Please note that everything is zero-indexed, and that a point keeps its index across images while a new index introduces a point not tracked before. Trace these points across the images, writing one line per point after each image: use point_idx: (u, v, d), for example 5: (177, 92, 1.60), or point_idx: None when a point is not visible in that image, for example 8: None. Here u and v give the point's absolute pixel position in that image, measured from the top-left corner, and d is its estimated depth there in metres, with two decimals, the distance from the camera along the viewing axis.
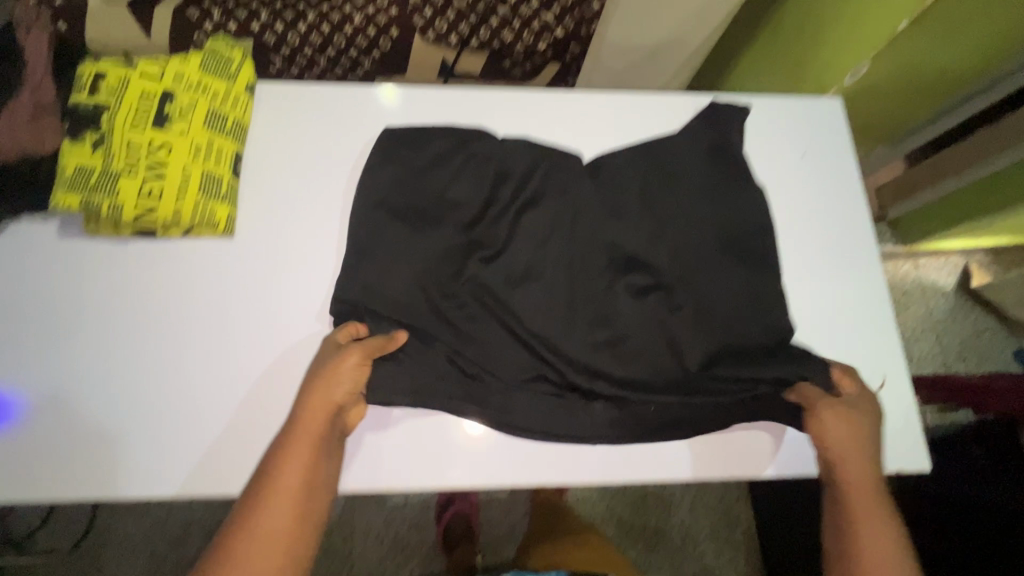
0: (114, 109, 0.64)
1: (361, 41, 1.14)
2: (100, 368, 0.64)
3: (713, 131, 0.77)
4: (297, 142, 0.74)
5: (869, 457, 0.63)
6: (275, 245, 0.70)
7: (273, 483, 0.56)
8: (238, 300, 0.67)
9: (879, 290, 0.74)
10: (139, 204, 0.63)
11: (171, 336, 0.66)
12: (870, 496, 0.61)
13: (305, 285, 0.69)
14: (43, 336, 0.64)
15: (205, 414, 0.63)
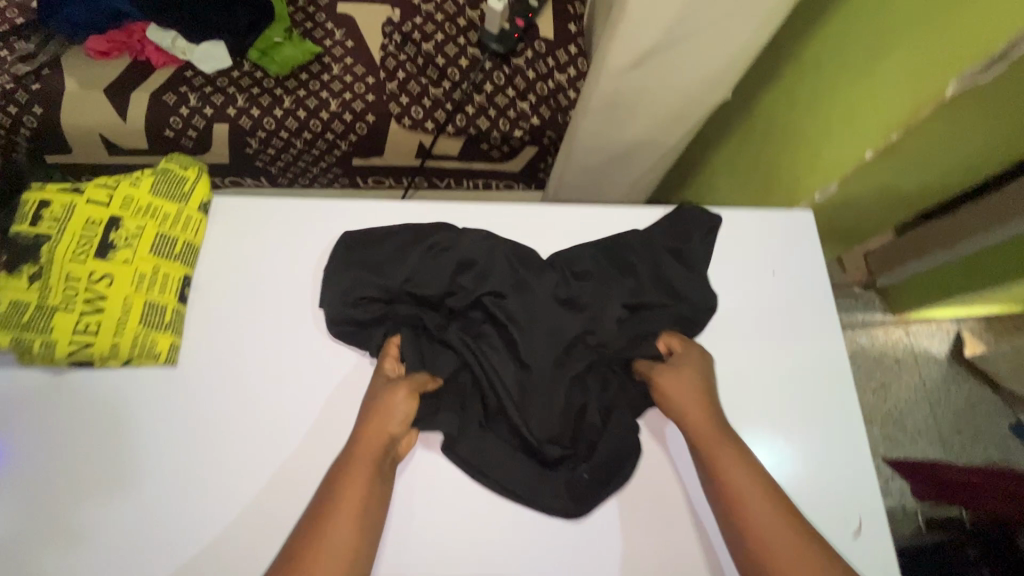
0: (56, 238, 0.62)
1: (338, 126, 1.14)
2: (31, 521, 0.58)
3: (678, 246, 0.75)
4: (247, 258, 0.71)
5: (703, 397, 0.63)
6: (228, 365, 0.65)
7: (329, 509, 0.53)
8: (190, 420, 0.62)
9: (855, 420, 0.70)
10: (75, 339, 0.60)
11: (118, 459, 0.61)
12: (712, 431, 0.61)
13: (260, 408, 0.63)
14: None
15: (142, 555, 0.57)
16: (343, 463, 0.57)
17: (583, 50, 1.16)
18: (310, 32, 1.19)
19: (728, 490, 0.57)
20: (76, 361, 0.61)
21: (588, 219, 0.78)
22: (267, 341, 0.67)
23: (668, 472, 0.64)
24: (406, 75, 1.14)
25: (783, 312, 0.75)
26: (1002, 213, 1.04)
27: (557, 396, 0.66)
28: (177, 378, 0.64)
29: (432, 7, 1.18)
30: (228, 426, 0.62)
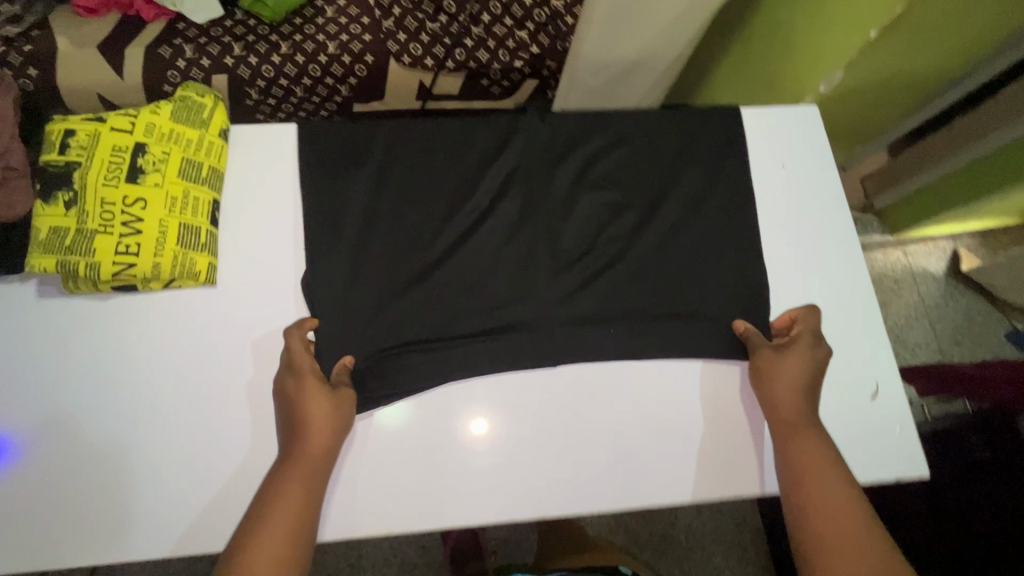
0: (87, 166, 0.63)
1: (337, 69, 1.13)
2: (81, 437, 0.62)
3: (688, 142, 0.79)
4: (260, 189, 0.72)
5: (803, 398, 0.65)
6: (197, 343, 0.66)
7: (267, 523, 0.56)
8: (171, 397, 0.64)
9: (866, 293, 0.73)
10: (117, 260, 0.62)
11: (114, 444, 0.62)
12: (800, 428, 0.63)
13: (239, 365, 0.66)
14: (22, 412, 0.63)
15: (191, 460, 0.62)
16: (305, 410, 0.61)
17: None
18: None
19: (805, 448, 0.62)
20: (121, 283, 0.63)
21: (600, 130, 0.80)
22: (269, 272, 0.69)
23: (675, 290, 0.73)
24: (401, 11, 1.13)
25: (795, 202, 0.77)
26: (989, 119, 1.06)
27: (524, 216, 0.75)
28: (218, 297, 0.68)
29: None
30: (206, 395, 0.64)
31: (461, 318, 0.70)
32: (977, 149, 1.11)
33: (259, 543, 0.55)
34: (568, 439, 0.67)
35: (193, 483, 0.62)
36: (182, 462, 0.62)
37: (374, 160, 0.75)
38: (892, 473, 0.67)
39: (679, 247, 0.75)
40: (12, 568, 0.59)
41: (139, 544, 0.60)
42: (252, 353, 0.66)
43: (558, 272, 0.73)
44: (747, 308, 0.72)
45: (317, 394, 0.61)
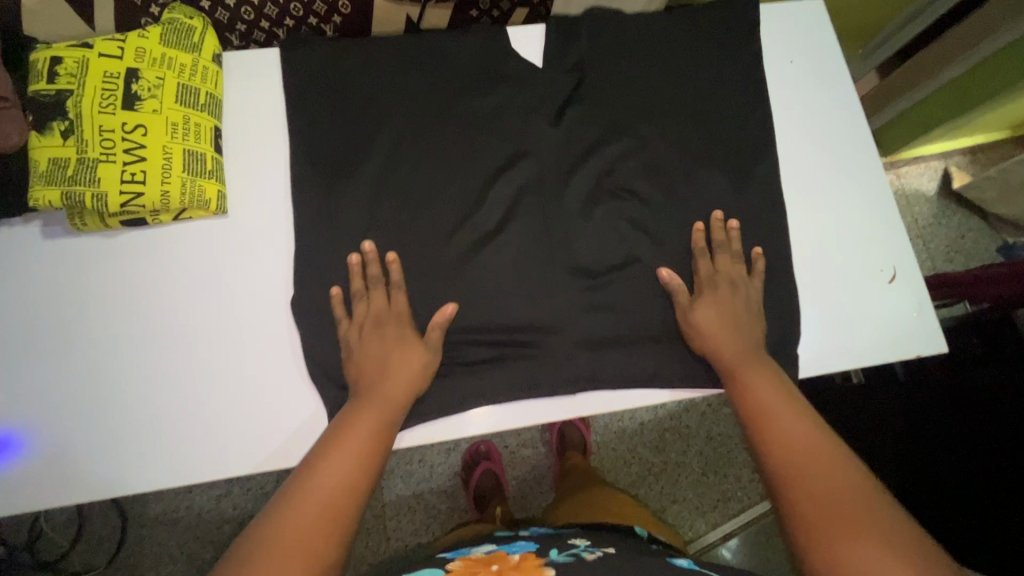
0: (79, 93, 0.61)
1: None
2: (103, 374, 0.62)
3: (698, 36, 0.75)
4: (258, 116, 0.69)
5: (738, 328, 0.63)
6: (196, 283, 0.64)
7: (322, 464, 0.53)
8: (177, 340, 0.63)
9: (880, 181, 0.73)
10: (123, 190, 0.60)
11: (129, 396, 0.61)
12: (743, 354, 0.62)
13: (243, 298, 0.64)
14: (39, 354, 0.61)
15: (216, 391, 0.62)
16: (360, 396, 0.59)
17: None
18: None
19: (756, 408, 0.58)
20: (130, 215, 0.62)
21: (607, 27, 0.74)
22: (268, 201, 0.67)
23: (695, 190, 0.70)
24: None
25: (805, 97, 0.76)
26: (942, 58, 1.07)
27: (528, 126, 0.72)
28: (231, 226, 0.66)
29: None
30: (213, 332, 0.63)
31: (473, 244, 0.68)
32: (924, 86, 1.12)
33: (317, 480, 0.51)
34: (599, 346, 0.66)
35: (219, 418, 0.62)
36: (204, 398, 0.62)
37: (370, 75, 0.71)
38: (912, 351, 0.69)
39: (696, 145, 0.72)
40: (50, 503, 0.60)
41: (176, 473, 0.61)
42: (253, 286, 0.65)
43: (570, 182, 0.71)
44: (767, 204, 0.70)
45: (398, 345, 0.61)
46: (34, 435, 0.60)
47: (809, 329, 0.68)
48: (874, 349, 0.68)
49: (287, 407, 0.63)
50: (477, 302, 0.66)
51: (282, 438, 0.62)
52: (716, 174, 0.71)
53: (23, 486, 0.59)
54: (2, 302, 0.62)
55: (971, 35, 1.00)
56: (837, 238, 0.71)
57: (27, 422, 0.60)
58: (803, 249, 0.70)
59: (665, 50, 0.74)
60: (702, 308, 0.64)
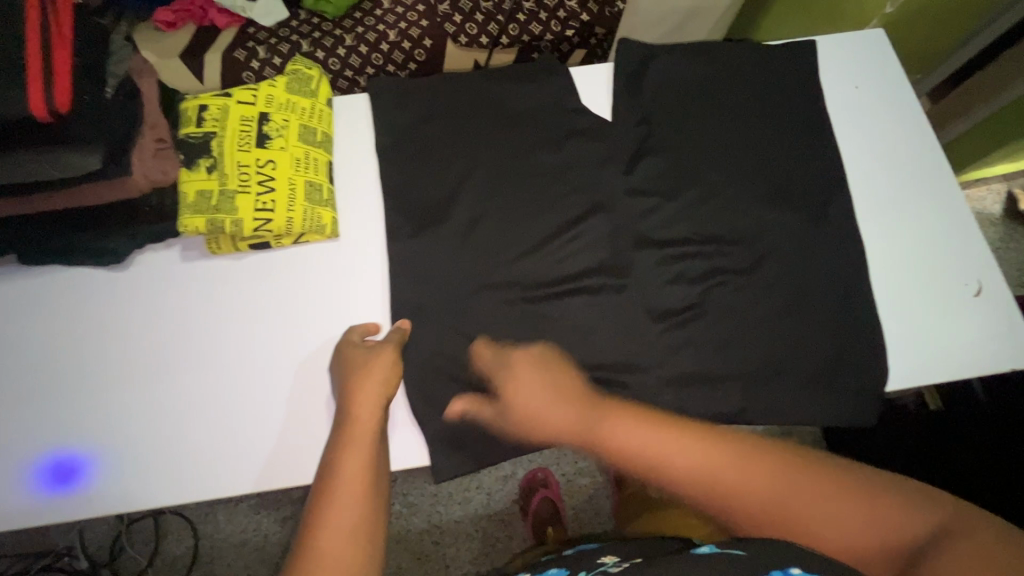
0: (222, 135, 0.70)
1: (398, 56, 1.17)
2: (219, 381, 0.67)
3: (765, 66, 0.81)
4: (358, 151, 0.77)
5: (537, 385, 0.60)
6: (293, 306, 0.70)
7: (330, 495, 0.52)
8: (271, 358, 0.68)
9: (956, 196, 0.74)
10: (256, 217, 0.68)
11: (240, 402, 0.66)
12: (578, 407, 0.57)
13: (336, 319, 0.70)
14: (162, 364, 0.67)
15: (321, 398, 0.66)
16: (334, 443, 0.57)
17: None
18: None
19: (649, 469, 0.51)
20: (259, 238, 0.69)
21: (678, 65, 0.81)
22: (370, 224, 0.74)
23: (768, 208, 0.74)
24: None
25: (873, 118, 0.79)
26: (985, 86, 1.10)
27: (608, 152, 0.77)
28: (340, 251, 0.73)
29: None
30: (305, 351, 0.68)
31: (559, 260, 0.72)
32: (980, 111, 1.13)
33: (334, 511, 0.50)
34: (684, 357, 0.68)
35: (305, 433, 0.65)
36: (293, 413, 0.66)
37: (462, 110, 0.78)
38: (1006, 364, 0.68)
39: (767, 167, 0.76)
40: (166, 503, 0.63)
41: (283, 475, 0.64)
42: (357, 301, 0.71)
43: (649, 201, 0.75)
44: (843, 220, 0.73)
45: (374, 366, 0.62)
46: (155, 437, 0.65)
47: (895, 343, 0.69)
48: (964, 360, 0.68)
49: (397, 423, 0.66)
50: (565, 315, 0.70)
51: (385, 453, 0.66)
52: (789, 192, 0.75)
53: (143, 486, 0.63)
54: (138, 316, 0.69)
55: (1009, 67, 1.04)
56: (916, 253, 0.72)
57: (150, 425, 0.65)
58: (882, 265, 0.71)
59: (734, 82, 0.80)
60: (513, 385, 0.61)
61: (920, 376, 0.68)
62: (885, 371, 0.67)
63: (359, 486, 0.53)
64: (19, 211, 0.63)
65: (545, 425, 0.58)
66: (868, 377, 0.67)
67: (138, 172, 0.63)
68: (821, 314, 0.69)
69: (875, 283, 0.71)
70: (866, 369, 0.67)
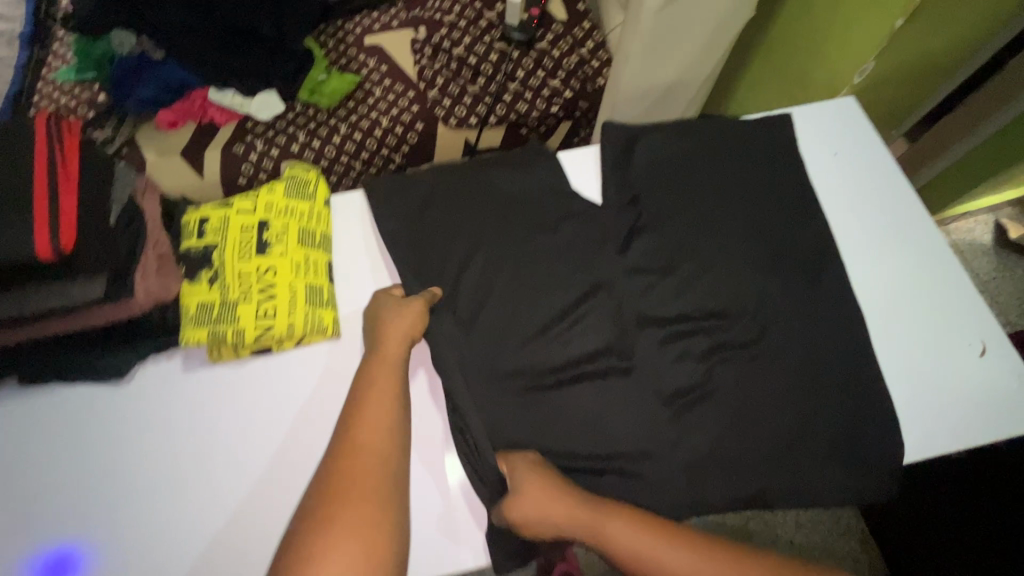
0: (222, 245, 0.72)
1: (391, 140, 1.24)
2: (219, 493, 0.64)
3: (744, 139, 0.84)
4: (359, 248, 0.78)
5: (544, 487, 0.61)
6: (292, 383, 0.70)
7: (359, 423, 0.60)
8: (271, 466, 0.65)
9: (946, 256, 0.75)
10: (258, 324, 0.69)
11: (242, 515, 0.63)
12: (582, 514, 0.60)
13: (334, 394, 0.69)
14: (161, 478, 0.65)
15: None
16: (365, 377, 0.65)
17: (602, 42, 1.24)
18: (346, 66, 1.32)
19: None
20: (261, 345, 0.69)
21: (662, 144, 0.84)
22: None
23: (765, 280, 0.74)
24: (444, 80, 1.24)
25: (854, 185, 0.81)
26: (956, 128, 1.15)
27: (602, 233, 0.78)
28: (344, 349, 0.72)
29: (453, 17, 1.29)
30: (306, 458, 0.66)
31: (562, 347, 0.72)
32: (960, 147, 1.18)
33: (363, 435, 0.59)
34: (697, 439, 0.67)
35: None
36: None
37: (457, 201, 0.80)
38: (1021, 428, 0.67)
39: (760, 238, 0.77)
40: None
41: None
42: None
43: (647, 280, 0.76)
44: (840, 287, 0.73)
45: (402, 312, 0.69)
46: (151, 561, 0.61)
47: (910, 412, 0.67)
48: (981, 428, 0.66)
49: (459, 506, 0.65)
50: (572, 404, 0.69)
51: (455, 544, 0.64)
52: (784, 260, 0.75)
53: None
54: (138, 430, 0.67)
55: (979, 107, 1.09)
56: (917, 319, 0.72)
57: (147, 547, 0.62)
58: (884, 333, 0.71)
59: (718, 157, 0.83)
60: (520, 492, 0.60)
61: (938, 446, 0.66)
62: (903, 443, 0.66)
63: (384, 412, 0.61)
64: (18, 337, 0.63)
65: (548, 526, 0.60)
66: (890, 450, 0.65)
67: (138, 290, 0.64)
68: (831, 387, 0.68)
69: (882, 356, 0.70)
70: (884, 441, 0.66)
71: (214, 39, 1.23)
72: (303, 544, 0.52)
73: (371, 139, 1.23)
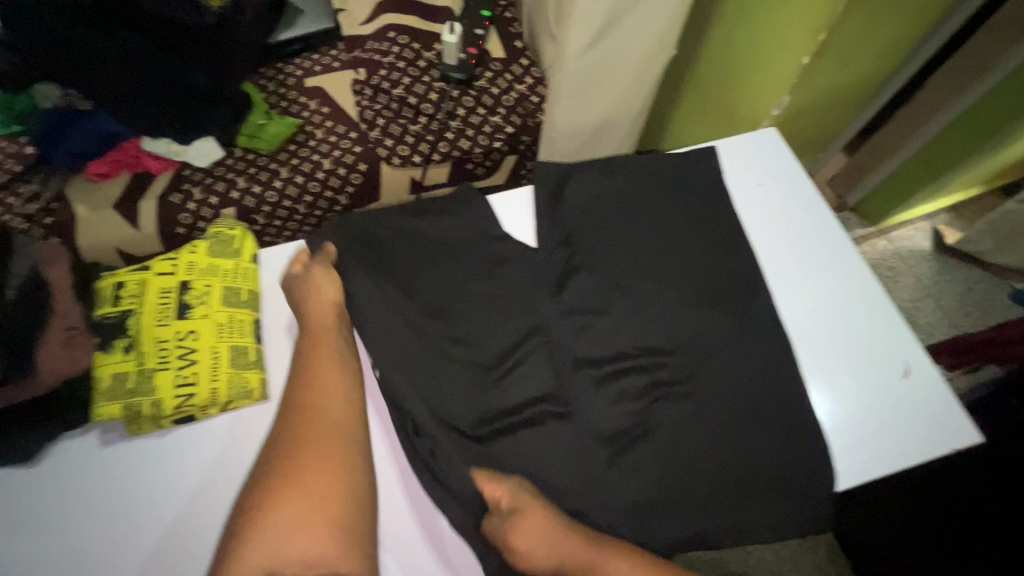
0: (140, 311, 0.70)
1: (335, 181, 1.24)
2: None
3: (672, 174, 0.85)
4: (291, 300, 0.76)
5: (548, 527, 0.60)
6: (220, 450, 0.66)
7: (307, 391, 0.64)
8: (196, 545, 0.61)
9: (867, 280, 0.78)
10: (178, 392, 0.66)
11: None
12: (585, 557, 0.59)
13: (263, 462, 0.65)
14: (77, 568, 0.60)
15: None
16: (305, 347, 0.69)
17: (540, 77, 1.27)
18: (286, 109, 1.31)
19: None
20: (182, 415, 0.66)
21: (592, 182, 0.85)
22: None
23: (698, 315, 0.75)
24: (385, 120, 1.24)
25: (778, 215, 0.83)
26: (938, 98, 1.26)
27: (536, 275, 0.79)
28: (274, 411, 0.68)
29: (391, 58, 1.29)
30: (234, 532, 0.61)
31: (497, 396, 0.71)
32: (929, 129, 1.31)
33: (316, 398, 0.64)
34: (635, 483, 0.66)
35: None
36: None
37: (390, 250, 0.79)
38: (948, 446, 0.68)
39: (690, 272, 0.78)
40: None
41: None
42: None
43: (581, 321, 0.76)
44: (768, 318, 0.74)
45: (323, 277, 0.73)
46: None
47: (842, 438, 0.69)
48: (911, 451, 0.68)
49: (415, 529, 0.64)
50: (509, 456, 0.67)
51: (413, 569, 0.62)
52: (714, 293, 0.77)
53: None
54: (51, 518, 0.62)
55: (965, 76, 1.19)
56: (843, 345, 0.73)
57: None
58: (811, 360, 0.73)
59: (648, 193, 0.84)
60: (517, 536, 0.59)
61: (871, 472, 0.67)
62: (835, 470, 0.67)
63: (328, 374, 0.66)
64: None
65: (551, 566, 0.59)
66: (824, 481, 0.66)
67: (44, 370, 0.61)
68: (764, 422, 0.69)
69: (812, 384, 0.72)
70: (817, 473, 0.66)
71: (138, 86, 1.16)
72: (269, 511, 0.56)
73: (315, 182, 1.23)
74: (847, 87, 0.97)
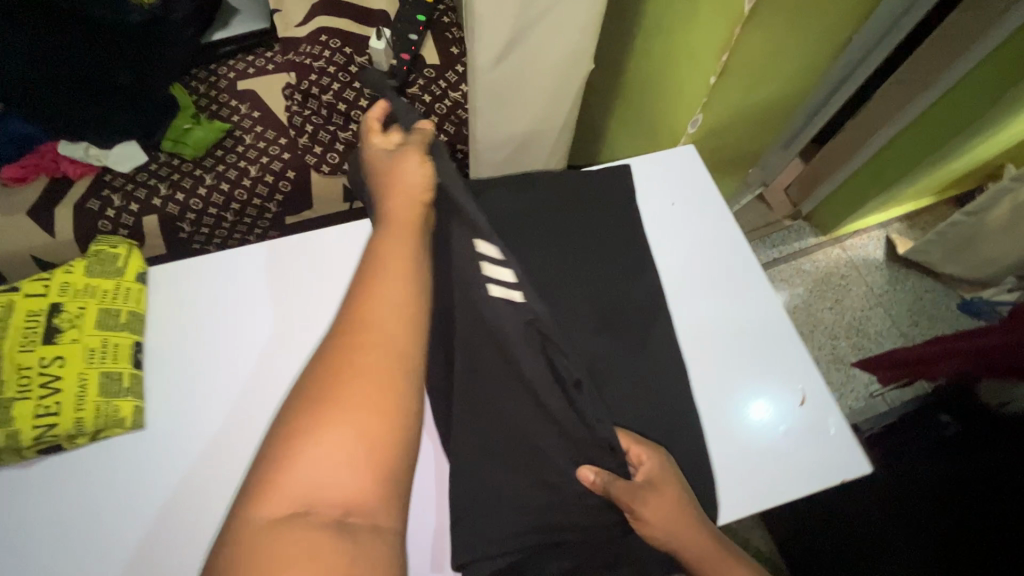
0: (4, 336, 0.67)
1: (263, 189, 1.21)
2: None
3: (584, 192, 0.83)
4: (180, 320, 0.72)
5: (684, 503, 0.59)
6: (87, 480, 0.63)
7: (373, 286, 0.50)
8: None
9: (772, 305, 0.77)
10: (37, 422, 0.63)
11: None
12: (710, 545, 0.57)
13: (129, 493, 0.63)
14: None
15: None
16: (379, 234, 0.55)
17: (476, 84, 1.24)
18: (216, 113, 1.28)
19: None
20: (45, 445, 0.63)
21: (503, 200, 0.82)
22: (189, 402, 0.67)
23: (602, 341, 0.73)
24: (314, 127, 1.22)
25: (689, 237, 0.82)
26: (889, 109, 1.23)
27: None
28: (147, 441, 0.65)
29: (322, 62, 1.26)
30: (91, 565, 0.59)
31: None
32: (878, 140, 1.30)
33: (377, 294, 0.50)
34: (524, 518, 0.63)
35: None
36: None
37: (289, 268, 0.75)
38: (838, 475, 0.67)
39: (596, 295, 0.76)
40: None
41: None
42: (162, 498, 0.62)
43: None
44: (667, 344, 0.73)
45: (407, 161, 0.59)
46: None
47: (734, 467, 0.68)
48: (798, 481, 0.67)
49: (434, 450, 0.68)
50: None
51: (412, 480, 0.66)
52: (618, 317, 0.75)
53: None
54: None
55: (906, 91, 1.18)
56: (742, 373, 0.72)
57: None
58: (709, 386, 0.72)
59: (559, 211, 0.82)
60: (651, 505, 0.57)
61: (755, 502, 0.66)
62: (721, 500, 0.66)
63: (402, 266, 0.52)
64: None
65: (681, 543, 0.57)
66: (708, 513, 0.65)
67: None
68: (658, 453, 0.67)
69: (709, 411, 0.70)
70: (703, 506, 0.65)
71: (49, 87, 1.11)
72: (299, 430, 0.44)
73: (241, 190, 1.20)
74: (770, 103, 0.95)
